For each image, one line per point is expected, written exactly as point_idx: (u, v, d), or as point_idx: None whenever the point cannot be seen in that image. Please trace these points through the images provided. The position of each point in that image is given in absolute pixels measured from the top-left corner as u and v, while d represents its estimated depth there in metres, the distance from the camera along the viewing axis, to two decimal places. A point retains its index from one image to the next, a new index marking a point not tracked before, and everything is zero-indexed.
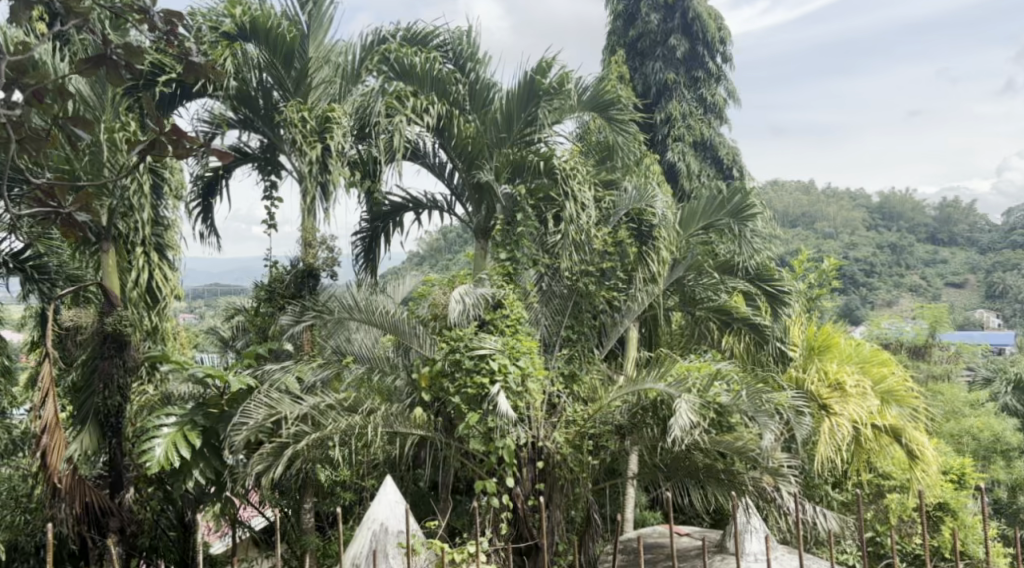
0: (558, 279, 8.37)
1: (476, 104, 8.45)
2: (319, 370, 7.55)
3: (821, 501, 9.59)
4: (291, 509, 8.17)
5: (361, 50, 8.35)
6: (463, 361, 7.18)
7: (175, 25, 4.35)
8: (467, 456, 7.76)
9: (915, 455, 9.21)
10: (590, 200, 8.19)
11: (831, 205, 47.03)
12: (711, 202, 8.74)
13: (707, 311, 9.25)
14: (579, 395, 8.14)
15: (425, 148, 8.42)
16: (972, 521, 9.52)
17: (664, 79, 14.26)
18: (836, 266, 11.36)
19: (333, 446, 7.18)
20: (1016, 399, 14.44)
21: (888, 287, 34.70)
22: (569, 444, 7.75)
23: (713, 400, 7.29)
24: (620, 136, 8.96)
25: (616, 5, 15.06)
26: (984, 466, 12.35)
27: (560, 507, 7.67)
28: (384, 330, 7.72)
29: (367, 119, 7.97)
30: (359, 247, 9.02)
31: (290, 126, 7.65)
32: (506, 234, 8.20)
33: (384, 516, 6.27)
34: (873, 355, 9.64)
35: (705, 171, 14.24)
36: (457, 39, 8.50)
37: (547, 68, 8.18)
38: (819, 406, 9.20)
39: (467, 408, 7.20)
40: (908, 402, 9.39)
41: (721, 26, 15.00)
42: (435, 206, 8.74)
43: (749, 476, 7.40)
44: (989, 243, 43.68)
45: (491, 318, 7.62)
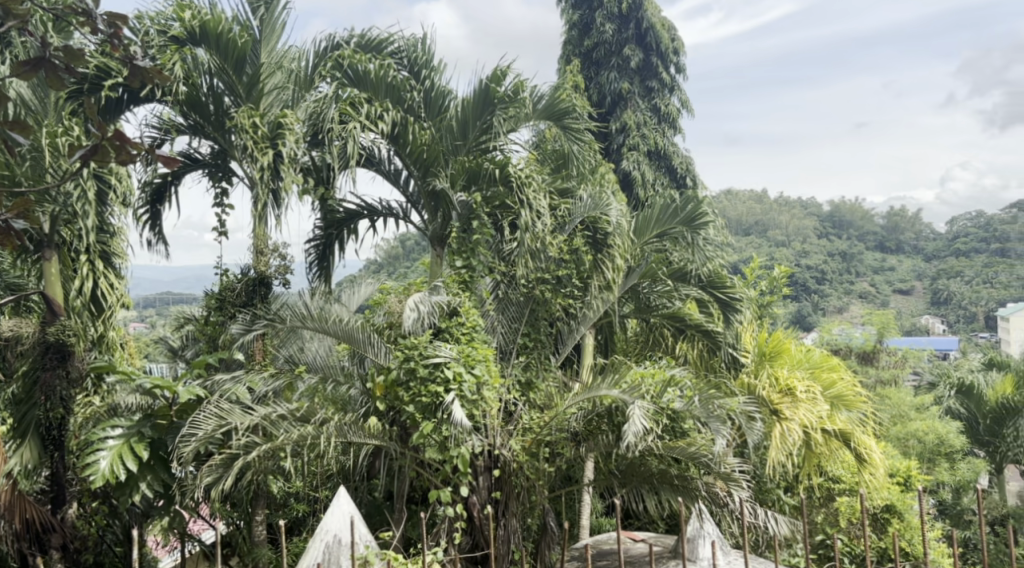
0: (514, 286, 8.39)
1: (431, 112, 8.49)
2: (270, 381, 7.42)
3: (774, 506, 9.65)
4: (243, 522, 8.05)
5: (315, 56, 8.33)
6: (417, 370, 7.12)
7: (119, 28, 4.23)
8: (422, 465, 7.76)
9: (863, 458, 9.37)
10: (546, 208, 8.18)
11: (784, 214, 47.68)
12: (665, 210, 8.74)
13: (660, 318, 9.32)
14: (534, 402, 8.15)
15: (380, 155, 8.36)
16: (919, 523, 9.58)
17: (620, 89, 14.36)
18: (788, 274, 11.50)
19: (285, 457, 7.08)
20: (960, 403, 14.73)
21: (838, 295, 35.25)
22: (526, 451, 7.82)
23: (667, 406, 7.37)
24: (575, 144, 8.98)
25: (571, 15, 15.13)
26: (929, 468, 12.58)
27: (516, 515, 7.70)
28: (337, 338, 7.60)
29: (320, 126, 7.86)
30: (313, 254, 8.88)
31: (241, 131, 7.51)
32: (462, 241, 8.13)
33: (337, 527, 6.18)
34: (823, 360, 9.87)
35: (659, 179, 14.35)
36: (411, 47, 8.54)
37: (502, 76, 8.18)
38: (771, 411, 9.23)
39: (421, 418, 7.14)
40: (856, 407, 9.58)
41: (674, 37, 15.15)
42: (391, 213, 8.67)
43: (702, 481, 7.42)
44: (933, 252, 44.69)
45: (447, 326, 7.58)
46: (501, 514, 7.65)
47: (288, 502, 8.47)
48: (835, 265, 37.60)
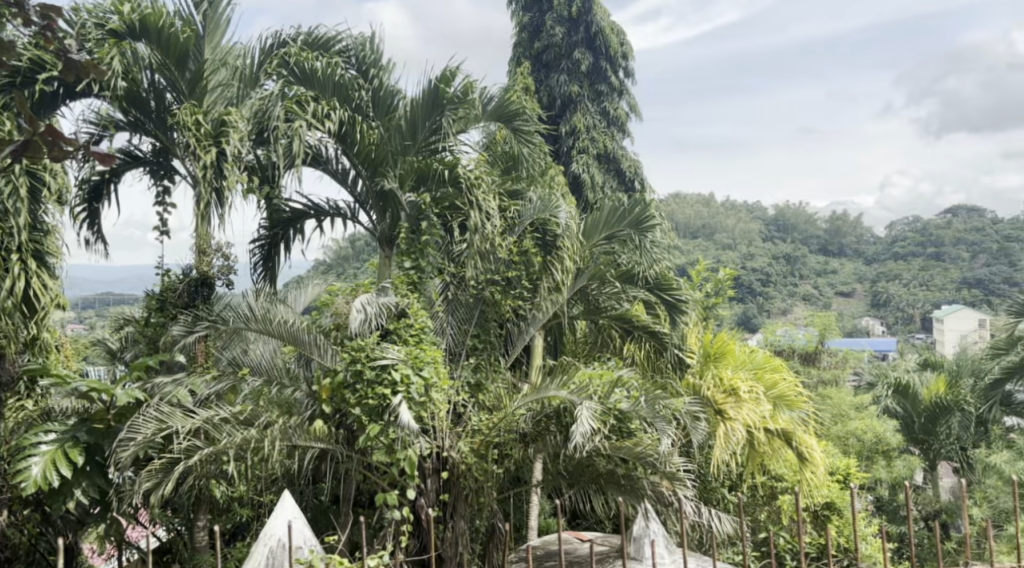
0: (464, 287, 8.36)
1: (380, 111, 8.38)
2: (212, 384, 7.31)
3: (718, 504, 9.71)
4: (185, 528, 7.89)
5: (261, 53, 8.19)
6: (364, 372, 7.02)
7: (53, 20, 4.14)
8: (369, 468, 7.68)
9: (804, 457, 9.44)
10: (495, 209, 8.13)
11: (730, 217, 48.30)
12: (613, 213, 8.71)
13: (609, 319, 9.31)
14: (484, 404, 8.11)
15: (327, 154, 8.25)
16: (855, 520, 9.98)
17: (569, 92, 14.38)
18: (733, 276, 11.57)
19: (228, 461, 6.97)
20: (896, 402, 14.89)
21: (782, 297, 35.84)
22: (475, 453, 7.73)
23: (614, 407, 7.37)
24: (525, 146, 8.97)
25: (521, 17, 15.11)
26: (868, 466, 12.90)
27: (464, 517, 7.67)
28: (282, 339, 7.51)
29: (266, 124, 7.73)
30: (258, 255, 8.72)
31: (183, 129, 7.36)
32: (411, 242, 8.11)
33: (282, 532, 6.07)
34: (767, 360, 9.95)
35: (608, 182, 14.42)
36: (360, 45, 8.43)
37: (452, 77, 8.13)
38: (715, 411, 9.34)
39: (368, 421, 7.03)
40: (798, 407, 9.68)
41: (623, 41, 15.23)
42: (339, 213, 8.57)
43: (648, 481, 7.57)
44: (874, 255, 45.67)
45: (394, 328, 7.51)
46: (449, 516, 7.62)
47: (230, 507, 8.30)
48: (780, 268, 38.20)
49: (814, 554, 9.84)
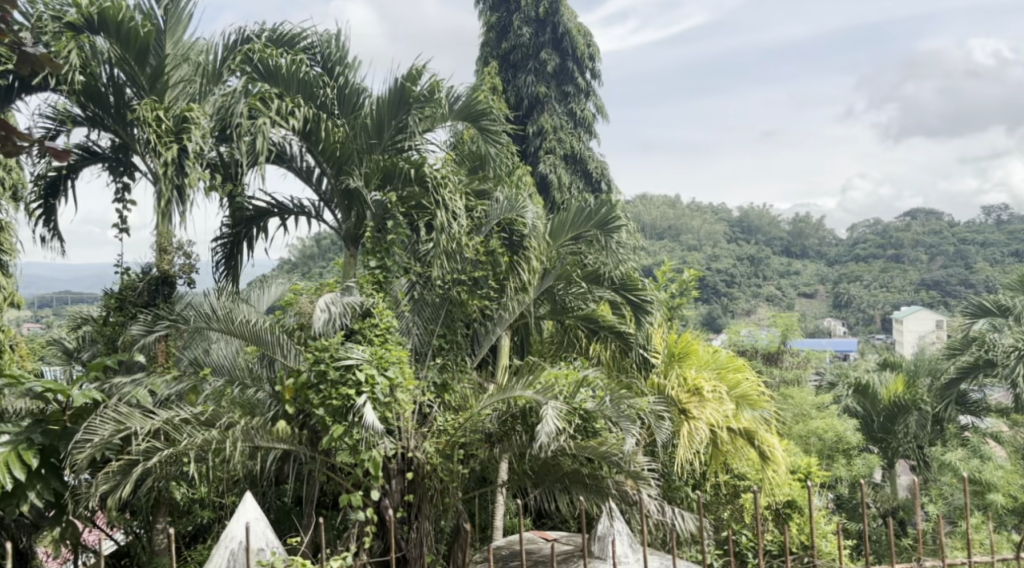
0: (430, 287, 8.34)
1: (345, 109, 8.30)
2: (173, 384, 7.22)
3: (681, 503, 9.68)
4: (143, 530, 7.77)
5: (224, 49, 8.02)
6: (328, 372, 6.96)
7: (6, 12, 4.04)
8: (333, 469, 7.62)
9: (766, 456, 9.57)
10: (462, 209, 8.09)
11: (696, 219, 48.63)
12: (580, 213, 8.67)
13: (576, 320, 9.33)
14: (449, 404, 8.12)
15: (292, 152, 8.16)
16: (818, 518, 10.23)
17: (536, 92, 14.37)
18: (697, 276, 11.57)
19: (189, 462, 6.93)
20: (854, 402, 14.86)
21: (746, 298, 36.17)
22: (440, 453, 7.72)
23: (579, 406, 7.41)
24: (492, 146, 8.94)
25: (489, 17, 15.08)
26: (828, 465, 13.02)
27: (429, 518, 7.65)
28: (244, 339, 7.41)
29: (229, 121, 7.61)
30: (220, 253, 8.57)
31: (143, 124, 7.24)
32: (376, 241, 8.04)
33: (243, 534, 5.99)
34: (729, 360, 9.97)
35: (575, 183, 14.43)
36: (325, 42, 8.31)
37: (418, 76, 8.06)
38: (679, 410, 9.38)
39: (332, 421, 6.96)
40: (759, 406, 9.78)
41: (590, 42, 15.26)
42: (303, 212, 8.48)
43: (612, 480, 7.54)
44: (836, 256, 46.23)
45: (359, 328, 7.44)
46: (414, 516, 7.57)
47: (191, 509, 8.18)
48: (743, 269, 38.56)
49: (775, 552, 9.95)
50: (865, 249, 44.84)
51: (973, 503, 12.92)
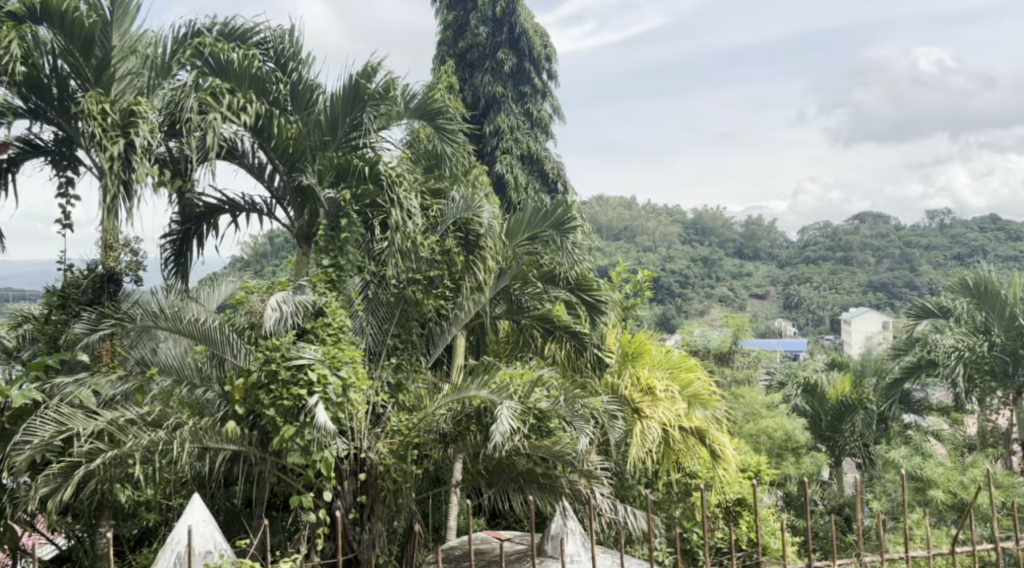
0: (385, 286, 8.25)
1: (298, 105, 8.16)
2: (118, 384, 7.05)
3: (635, 501, 9.69)
4: (86, 534, 7.59)
5: (173, 42, 7.92)
6: (279, 372, 6.84)
7: None
8: (283, 471, 7.52)
9: (716, 454, 9.69)
10: (417, 208, 8.01)
11: (652, 221, 48.97)
12: (535, 214, 8.59)
13: (532, 320, 9.32)
14: (404, 404, 8.05)
15: (243, 148, 8.01)
16: (766, 514, 10.30)
17: (493, 92, 14.33)
18: (651, 277, 11.63)
19: (134, 464, 6.78)
20: (804, 401, 15.13)
21: (699, 299, 36.52)
22: (394, 454, 7.62)
23: (534, 406, 7.37)
24: (449, 146, 8.87)
25: (446, 15, 15.01)
26: (777, 464, 13.17)
27: (382, 520, 7.55)
28: (193, 338, 7.28)
29: (178, 116, 7.44)
30: (169, 250, 8.40)
31: (88, 117, 7.06)
32: (330, 239, 7.94)
33: (191, 537, 5.85)
34: (681, 360, 10.02)
35: (532, 183, 14.42)
36: (277, 37, 8.21)
37: (372, 73, 7.98)
38: (632, 410, 9.39)
39: (283, 422, 6.84)
40: (711, 405, 9.81)
41: (547, 43, 15.27)
42: (254, 208, 8.34)
43: (566, 479, 7.62)
44: (787, 258, 46.88)
45: (311, 327, 7.33)
46: (366, 518, 7.49)
47: (136, 512, 8.00)
48: (697, 271, 38.91)
49: (723, 549, 10.07)
50: (815, 251, 45.57)
51: (911, 499, 13.03)
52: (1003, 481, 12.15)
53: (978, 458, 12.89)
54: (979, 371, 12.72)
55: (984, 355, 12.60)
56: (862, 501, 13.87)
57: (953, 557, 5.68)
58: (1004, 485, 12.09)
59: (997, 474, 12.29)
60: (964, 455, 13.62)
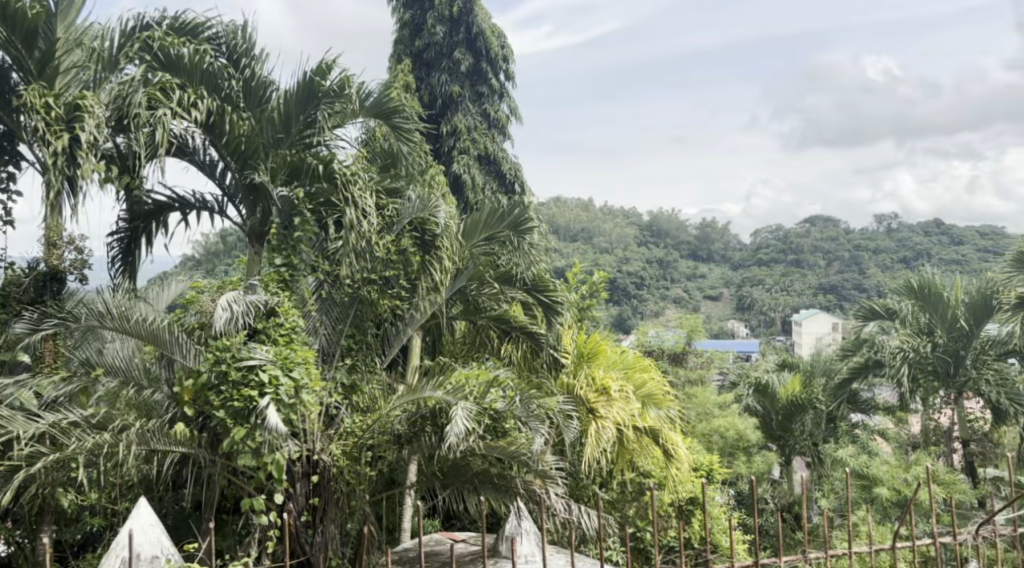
0: (338, 286, 8.10)
1: (251, 102, 8.05)
2: (61, 386, 6.89)
3: (589, 501, 9.71)
4: (27, 540, 7.39)
5: (120, 35, 7.61)
6: (229, 373, 6.71)
7: None
8: (234, 473, 7.35)
9: (670, 453, 9.64)
10: (372, 207, 7.89)
11: (608, 223, 49.21)
12: (493, 215, 8.54)
13: (488, 320, 9.24)
14: (357, 405, 7.96)
15: (194, 145, 7.85)
16: (717, 513, 10.36)
17: (450, 92, 14.25)
18: (607, 278, 11.62)
19: (77, 467, 6.60)
20: (756, 400, 15.31)
21: (655, 300, 36.74)
22: (348, 455, 7.57)
23: (489, 406, 7.31)
24: (404, 144, 8.78)
25: (402, 15, 14.89)
26: (729, 463, 13.27)
27: (335, 521, 7.50)
28: (141, 339, 7.10)
29: (126, 111, 7.23)
30: (116, 248, 8.16)
31: (30, 111, 6.85)
32: (282, 238, 7.81)
33: (136, 542, 5.69)
34: (636, 360, 10.06)
35: (488, 184, 14.36)
36: (230, 33, 8.03)
37: (328, 70, 7.88)
38: (587, 410, 9.42)
39: (232, 424, 6.70)
40: (664, 405, 9.85)
41: (503, 44, 15.25)
42: (205, 207, 8.18)
43: (521, 479, 7.65)
44: (741, 261, 47.47)
45: (262, 327, 7.23)
46: (319, 520, 7.43)
47: (79, 517, 7.80)
48: (652, 272, 39.17)
49: (674, 547, 10.18)
50: (768, 254, 46.17)
51: (857, 497, 13.18)
52: (945, 478, 12.35)
53: (921, 456, 13.11)
54: (922, 371, 12.94)
55: (927, 356, 12.78)
56: (811, 498, 14.05)
57: (893, 552, 5.72)
58: (946, 482, 12.28)
59: (938, 471, 12.49)
60: (908, 453, 13.86)
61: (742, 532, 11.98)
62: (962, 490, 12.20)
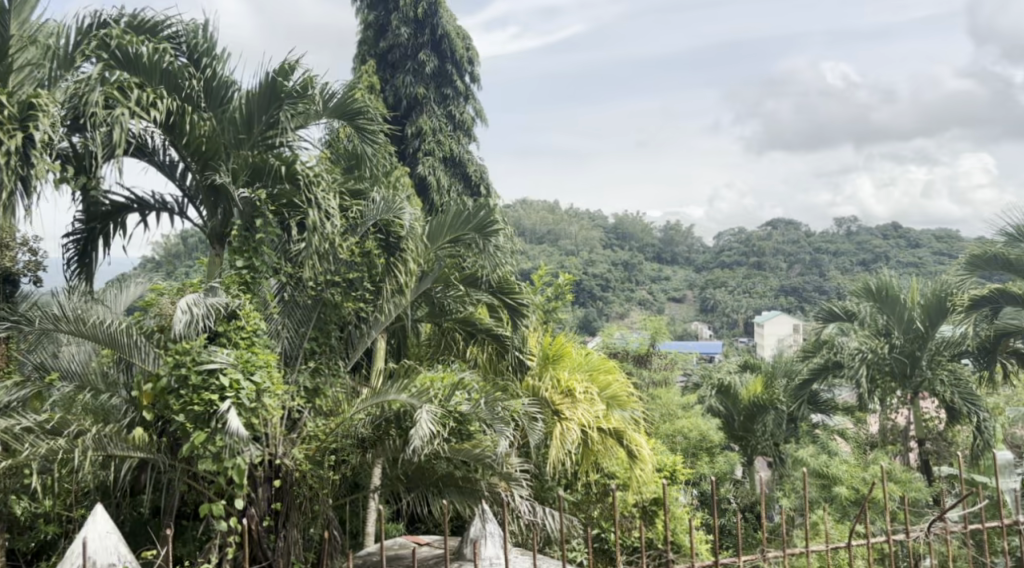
0: (302, 288, 8.04)
1: (212, 103, 7.93)
2: (14, 390, 6.83)
3: (554, 503, 9.72)
4: None
5: (77, 32, 7.52)
6: (189, 377, 6.58)
7: None
8: (194, 478, 7.23)
9: (633, 454, 9.67)
10: (336, 209, 7.79)
11: (573, 226, 49.33)
12: (457, 217, 8.48)
13: (453, 322, 9.22)
14: (320, 408, 7.87)
15: (154, 145, 7.73)
16: (680, 513, 10.37)
17: (415, 94, 14.18)
18: (571, 280, 11.63)
19: (31, 473, 6.48)
20: (719, 401, 15.40)
21: (620, 302, 36.86)
22: (310, 460, 7.43)
23: (454, 409, 7.22)
24: (368, 145, 8.71)
25: (367, 15, 14.80)
26: (692, 463, 13.32)
27: (297, 526, 7.43)
28: (99, 343, 6.95)
29: (82, 110, 7.07)
30: (72, 250, 7.99)
31: None
32: (244, 239, 7.67)
33: (92, 550, 5.54)
34: (601, 362, 10.06)
35: (454, 186, 14.29)
36: (191, 33, 7.91)
37: (290, 70, 7.80)
38: (552, 412, 9.41)
39: (192, 428, 6.58)
40: (629, 406, 9.90)
41: (468, 46, 15.24)
42: (164, 208, 8.05)
43: (486, 482, 7.74)
44: (704, 263, 47.82)
45: (223, 330, 7.09)
46: (282, 525, 7.35)
47: (33, 524, 7.64)
48: (617, 274, 39.34)
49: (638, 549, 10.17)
50: (731, 257, 46.55)
51: (816, 496, 13.29)
52: (900, 476, 12.51)
53: (879, 455, 13.24)
54: (880, 372, 13.09)
55: (884, 357, 12.93)
56: (772, 498, 14.13)
57: (848, 550, 5.69)
58: (901, 480, 12.43)
59: (894, 469, 12.65)
60: (867, 452, 14.02)
61: (704, 533, 12.04)
62: (917, 488, 12.35)
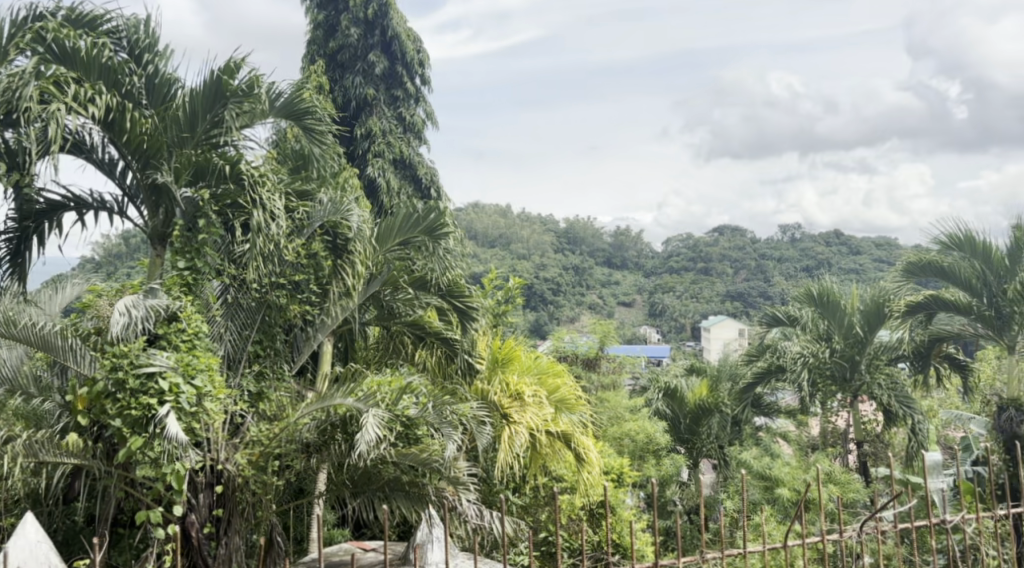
0: (246, 290, 7.89)
1: (154, 100, 7.75)
2: None
3: (501, 506, 9.70)
4: None
5: (11, 25, 7.18)
6: (126, 381, 6.38)
7: None
8: (131, 485, 6.98)
9: (581, 457, 9.65)
10: (281, 209, 7.60)
11: (525, 230, 49.37)
12: (406, 219, 8.40)
13: (401, 325, 9.01)
14: (264, 413, 7.72)
15: (92, 142, 7.51)
16: (624, 514, 10.26)
17: (364, 95, 14.03)
18: (521, 284, 11.57)
19: None
20: (665, 403, 15.26)
21: (570, 307, 36.93)
22: (252, 465, 7.27)
23: (402, 414, 7.14)
24: (316, 146, 8.59)
25: (316, 14, 14.60)
26: (639, 466, 13.35)
27: (240, 532, 7.23)
28: (32, 346, 6.70)
29: (15, 105, 6.81)
30: (4, 249, 7.72)
31: None
32: (185, 241, 7.48)
33: (19, 560, 5.32)
34: (550, 366, 10.02)
35: (404, 188, 14.16)
36: (132, 28, 7.71)
37: (236, 69, 7.54)
38: (501, 415, 9.34)
39: (130, 433, 6.39)
40: (577, 410, 9.92)
41: (419, 48, 15.11)
42: (103, 207, 7.81)
43: (434, 486, 7.59)
44: (653, 268, 48.17)
45: (163, 333, 6.90)
46: (222, 532, 7.13)
47: None
48: (568, 279, 39.45)
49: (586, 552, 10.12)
50: (679, 262, 46.95)
51: (760, 497, 13.43)
52: (839, 477, 12.71)
53: (819, 457, 13.38)
54: (821, 376, 13.31)
55: (824, 361, 13.19)
56: (715, 501, 14.26)
57: (784, 552, 5.64)
58: (840, 482, 12.63)
59: (834, 471, 12.85)
60: (808, 454, 14.24)
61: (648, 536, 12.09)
62: (855, 489, 12.55)
